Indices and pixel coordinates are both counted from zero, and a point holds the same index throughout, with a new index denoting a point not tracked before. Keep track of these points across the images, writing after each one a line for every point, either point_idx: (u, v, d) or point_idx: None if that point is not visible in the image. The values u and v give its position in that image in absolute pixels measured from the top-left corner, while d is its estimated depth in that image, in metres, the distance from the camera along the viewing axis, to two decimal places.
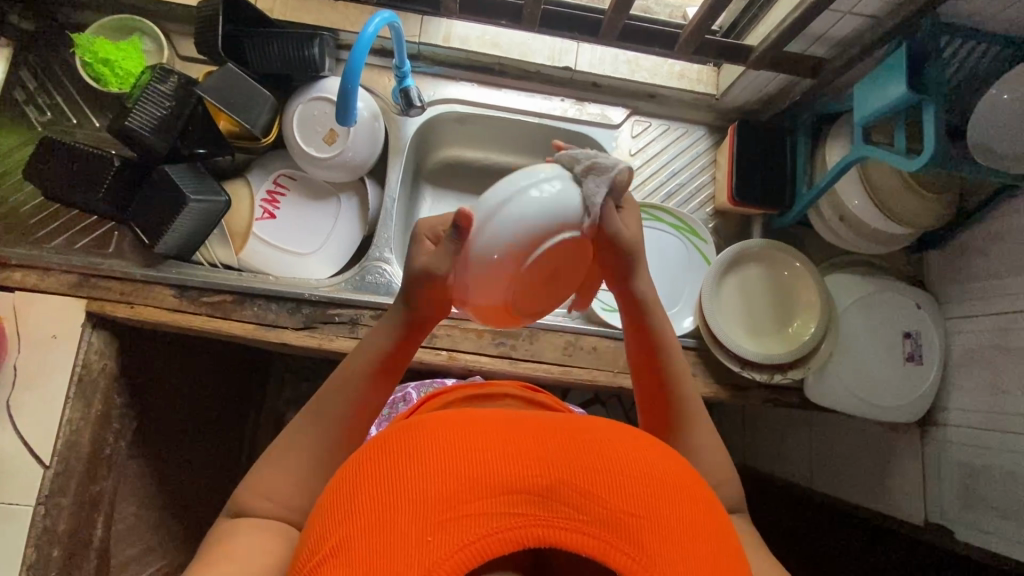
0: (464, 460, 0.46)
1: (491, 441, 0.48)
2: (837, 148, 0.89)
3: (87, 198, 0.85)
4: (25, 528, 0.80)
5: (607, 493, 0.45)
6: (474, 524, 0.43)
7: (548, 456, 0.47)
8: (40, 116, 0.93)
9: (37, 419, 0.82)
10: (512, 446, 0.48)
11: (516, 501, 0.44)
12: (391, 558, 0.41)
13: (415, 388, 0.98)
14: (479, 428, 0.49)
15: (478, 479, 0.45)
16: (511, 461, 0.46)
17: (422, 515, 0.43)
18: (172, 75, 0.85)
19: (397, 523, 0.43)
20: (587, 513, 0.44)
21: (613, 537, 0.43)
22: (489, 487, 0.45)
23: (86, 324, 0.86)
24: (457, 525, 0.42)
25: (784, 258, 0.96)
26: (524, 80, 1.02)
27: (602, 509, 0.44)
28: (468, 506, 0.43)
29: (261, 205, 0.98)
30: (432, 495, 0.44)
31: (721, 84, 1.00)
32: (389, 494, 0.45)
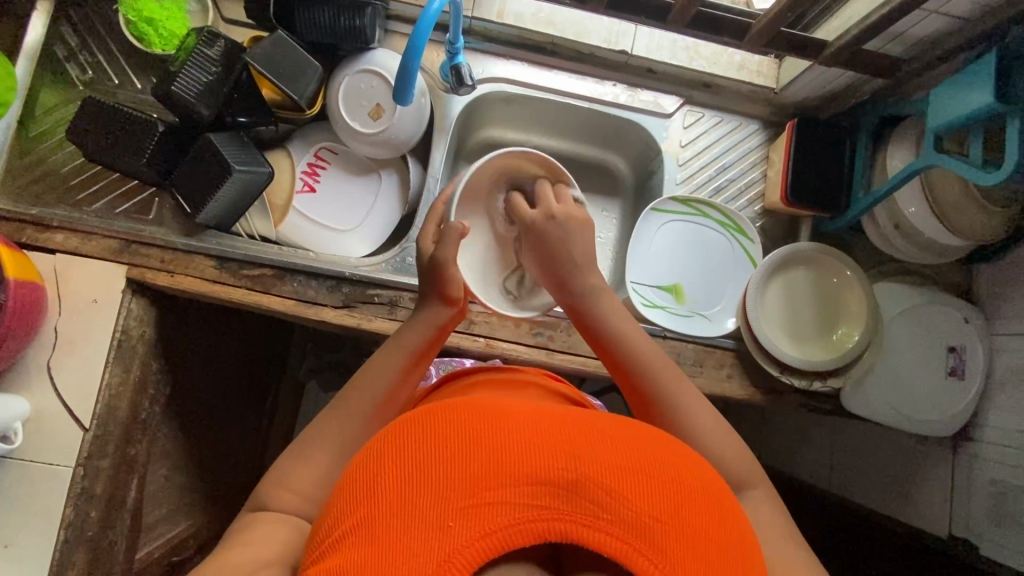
0: (487, 449, 0.45)
1: (515, 430, 0.47)
2: (900, 154, 0.86)
3: (130, 162, 0.84)
4: (65, 487, 0.81)
5: (635, 496, 0.44)
6: (493, 516, 0.42)
7: (576, 450, 0.46)
8: (81, 74, 0.91)
9: (77, 381, 0.83)
10: (538, 437, 0.46)
11: (538, 494, 0.43)
12: (410, 542, 0.41)
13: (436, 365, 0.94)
14: (506, 418, 0.48)
15: (501, 469, 0.44)
16: (537, 452, 0.45)
17: (444, 502, 0.42)
18: (219, 38, 0.83)
19: (417, 507, 0.42)
20: (613, 512, 0.43)
21: (636, 541, 0.42)
22: (513, 479, 0.44)
23: (126, 291, 0.86)
24: (478, 513, 0.42)
25: (832, 263, 0.93)
26: (577, 62, 0.98)
27: (629, 511, 0.43)
28: (490, 496, 0.43)
29: (301, 177, 0.97)
30: (453, 481, 0.43)
31: (782, 78, 0.96)
32: (412, 475, 0.44)
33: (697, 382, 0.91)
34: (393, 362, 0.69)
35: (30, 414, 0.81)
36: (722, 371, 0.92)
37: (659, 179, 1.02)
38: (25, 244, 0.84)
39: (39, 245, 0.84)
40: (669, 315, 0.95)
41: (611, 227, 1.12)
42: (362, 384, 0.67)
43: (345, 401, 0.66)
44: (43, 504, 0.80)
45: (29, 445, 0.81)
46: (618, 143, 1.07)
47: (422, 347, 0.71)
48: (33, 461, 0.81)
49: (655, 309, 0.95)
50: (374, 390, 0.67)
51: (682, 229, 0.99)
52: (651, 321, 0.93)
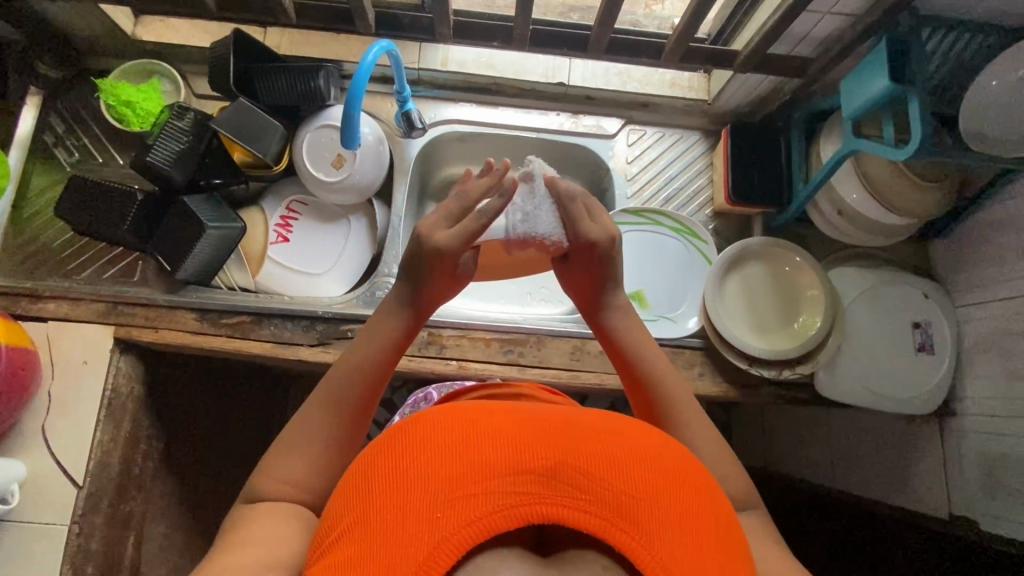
0: (471, 444, 0.46)
1: (499, 427, 0.48)
2: (832, 144, 0.90)
3: (113, 229, 0.91)
4: (60, 546, 0.83)
5: (612, 477, 0.45)
6: (478, 504, 0.42)
7: (555, 440, 0.47)
8: (68, 156, 0.99)
9: (71, 440, 0.87)
10: (517, 432, 0.47)
11: (522, 481, 0.44)
12: (401, 533, 0.41)
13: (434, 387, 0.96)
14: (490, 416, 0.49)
15: (485, 461, 0.45)
16: (519, 444, 0.46)
17: (431, 492, 0.43)
18: (188, 111, 0.92)
19: (408, 501, 0.43)
20: (591, 493, 0.44)
21: (617, 520, 0.43)
22: (495, 470, 0.44)
23: (114, 349, 0.91)
24: (463, 504, 0.42)
25: (784, 254, 0.96)
26: (521, 98, 1.06)
27: (606, 491, 0.44)
28: (474, 486, 0.43)
29: (275, 229, 1.03)
30: (440, 473, 0.44)
31: (712, 90, 1.03)
32: (403, 474, 0.45)
33: None
34: (374, 347, 0.69)
35: (27, 476, 0.85)
36: (693, 370, 0.95)
37: (612, 195, 1.07)
38: (21, 315, 0.90)
39: (34, 315, 0.90)
40: None
41: None
42: (340, 374, 0.67)
43: (330, 390, 0.66)
44: (39, 563, 0.82)
45: (25, 507, 0.84)
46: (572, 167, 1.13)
47: (403, 336, 0.71)
48: (29, 521, 0.83)
49: None
50: (357, 375, 0.67)
51: (638, 239, 1.03)
52: None
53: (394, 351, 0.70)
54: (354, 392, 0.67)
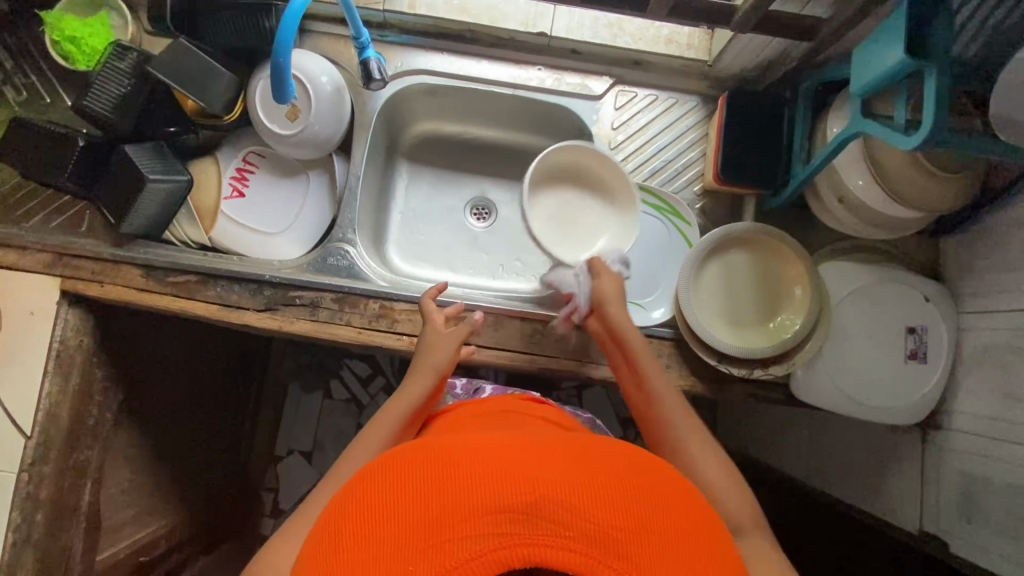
0: (450, 485, 0.45)
1: (478, 461, 0.47)
2: (837, 120, 0.79)
3: (55, 176, 0.87)
4: (9, 489, 0.86)
5: (592, 509, 0.44)
6: (455, 549, 0.42)
7: (533, 474, 0.46)
8: (17, 95, 0.94)
9: (19, 391, 0.87)
10: (496, 467, 0.46)
11: (500, 520, 0.42)
12: None
13: None
14: (471, 452, 0.49)
15: (463, 503, 0.44)
16: (498, 482, 0.45)
17: (411, 542, 0.43)
18: (130, 51, 0.85)
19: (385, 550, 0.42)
20: (573, 529, 0.42)
21: (600, 554, 0.42)
22: (470, 510, 0.43)
23: (61, 301, 0.89)
24: (442, 550, 0.42)
25: (773, 244, 0.88)
26: (498, 48, 0.95)
27: (590, 524, 0.43)
28: (453, 530, 0.42)
29: (230, 182, 0.97)
30: (418, 521, 0.43)
31: (713, 50, 0.90)
32: (379, 522, 0.44)
33: None
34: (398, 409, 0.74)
35: None
36: (659, 361, 0.89)
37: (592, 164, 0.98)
38: None
39: None
40: None
41: None
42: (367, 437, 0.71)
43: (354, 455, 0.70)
44: None
45: None
46: (555, 129, 1.04)
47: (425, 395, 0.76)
48: None
49: None
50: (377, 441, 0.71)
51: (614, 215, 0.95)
52: None
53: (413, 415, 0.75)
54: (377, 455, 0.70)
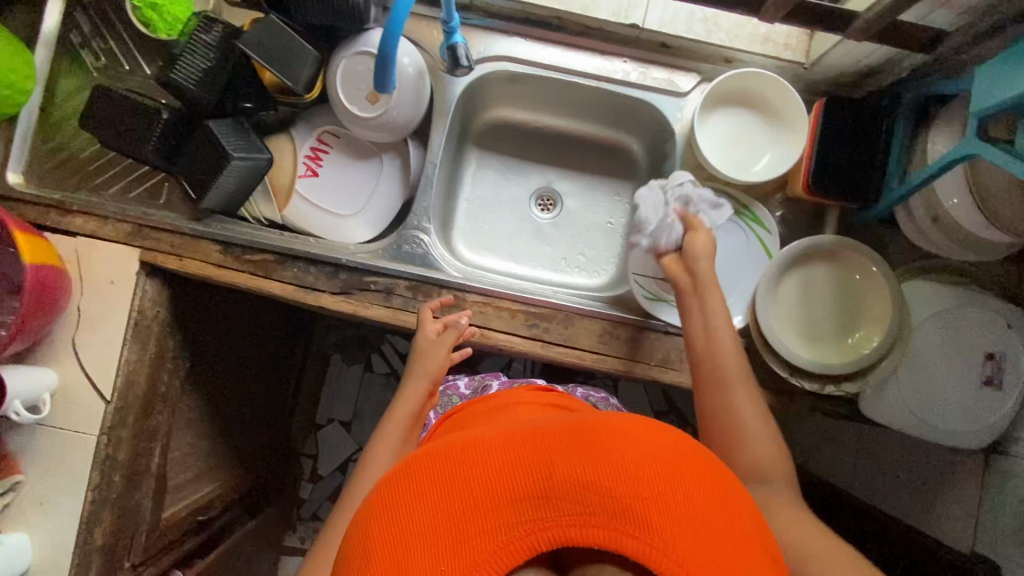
0: (464, 480, 0.45)
1: (490, 450, 0.47)
2: (942, 139, 0.77)
3: (137, 147, 0.86)
4: (90, 453, 0.88)
5: (610, 482, 0.44)
6: (481, 545, 0.42)
7: (547, 457, 0.46)
8: (94, 60, 0.93)
9: (99, 357, 0.89)
10: (508, 456, 0.46)
11: (520, 510, 0.43)
12: None
13: None
14: (480, 443, 0.48)
15: (480, 498, 0.44)
16: (511, 471, 0.45)
17: (433, 543, 0.42)
18: (217, 24, 0.83)
19: (406, 563, 0.42)
20: (591, 504, 0.43)
21: (620, 526, 0.42)
22: (490, 503, 0.43)
23: (140, 272, 0.90)
24: (465, 546, 0.42)
25: (857, 260, 0.86)
26: (584, 37, 0.92)
27: (606, 497, 0.43)
28: (474, 526, 0.43)
29: (304, 161, 0.97)
30: (438, 520, 0.43)
31: (812, 52, 0.87)
32: (397, 527, 0.44)
33: None
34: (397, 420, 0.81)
35: (59, 385, 0.88)
36: None
37: (671, 163, 0.96)
38: (50, 227, 0.89)
39: (63, 229, 0.89)
40: (674, 310, 0.91)
41: (624, 212, 1.09)
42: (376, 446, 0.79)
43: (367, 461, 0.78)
44: (71, 465, 0.88)
45: (58, 414, 0.88)
46: (632, 122, 1.01)
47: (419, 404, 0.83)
48: (61, 428, 0.88)
49: (658, 304, 0.91)
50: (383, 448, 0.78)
51: None
52: (655, 317, 0.91)
53: (411, 421, 0.81)
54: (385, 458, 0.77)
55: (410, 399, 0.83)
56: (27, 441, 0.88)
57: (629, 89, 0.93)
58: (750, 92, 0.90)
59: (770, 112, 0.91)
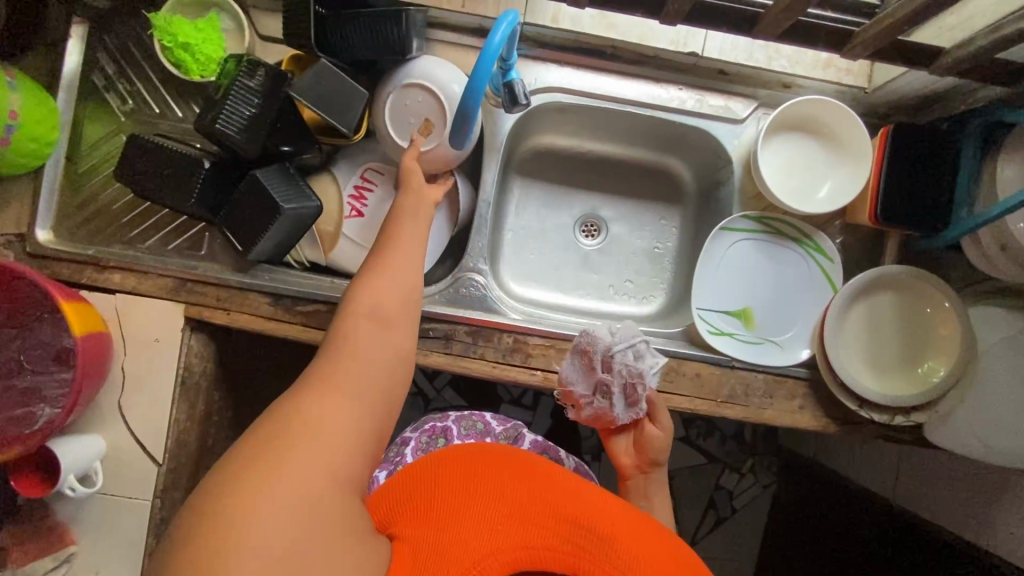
0: (534, 496, 0.57)
1: (556, 489, 0.59)
2: (1014, 165, 0.75)
3: (179, 200, 0.82)
4: (145, 520, 0.84)
5: (637, 551, 0.55)
6: (538, 536, 0.53)
7: (599, 513, 0.58)
8: (121, 104, 0.89)
9: (147, 419, 0.85)
10: (569, 498, 0.58)
11: (569, 531, 0.54)
12: (469, 537, 0.51)
13: (453, 420, 0.89)
14: (551, 479, 0.61)
15: (542, 512, 0.55)
16: (569, 505, 0.57)
17: (498, 515, 0.53)
18: (259, 68, 0.78)
19: (469, 513, 0.53)
20: (621, 561, 0.54)
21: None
22: (549, 517, 0.55)
23: (186, 328, 0.85)
24: (521, 529, 0.53)
25: (922, 289, 0.85)
26: (639, 65, 0.89)
27: (633, 562, 0.54)
28: (532, 521, 0.54)
29: (349, 201, 0.93)
30: (507, 506, 0.55)
31: (876, 77, 0.86)
32: (474, 493, 0.55)
33: (766, 414, 0.87)
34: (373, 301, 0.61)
35: (107, 451, 0.84)
36: (794, 402, 0.87)
37: (728, 191, 0.93)
38: (85, 285, 0.84)
39: (100, 286, 0.85)
40: (737, 343, 0.89)
41: (672, 235, 1.05)
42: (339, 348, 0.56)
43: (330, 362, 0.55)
44: (126, 533, 0.84)
45: (108, 480, 0.84)
46: (680, 147, 0.99)
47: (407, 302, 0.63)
48: (112, 494, 0.84)
49: (723, 338, 0.89)
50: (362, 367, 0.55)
51: (752, 248, 0.91)
52: (718, 351, 0.88)
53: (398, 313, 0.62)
54: (371, 368, 0.55)
55: (410, 224, 0.70)
56: (78, 510, 0.84)
57: (684, 117, 0.90)
58: (809, 112, 0.88)
59: (828, 127, 0.88)
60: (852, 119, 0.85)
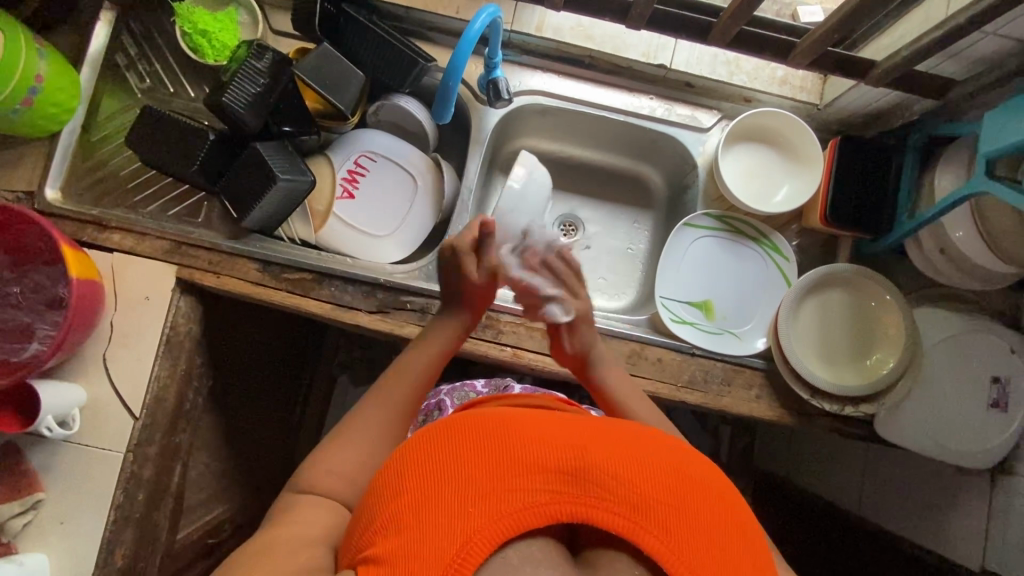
0: (504, 447, 0.47)
1: (530, 429, 0.49)
2: (948, 177, 0.82)
3: (182, 167, 0.89)
4: (115, 471, 0.86)
5: (639, 481, 0.47)
6: (507, 500, 0.44)
7: (584, 445, 0.49)
8: (140, 82, 0.98)
9: (129, 373, 0.88)
10: (548, 435, 0.49)
11: (553, 480, 0.46)
12: (436, 526, 0.43)
13: (446, 394, 0.93)
14: (523, 422, 0.51)
15: (516, 463, 0.46)
16: (546, 446, 0.48)
17: (466, 488, 0.45)
18: (268, 52, 0.86)
19: (437, 501, 0.44)
20: (617, 495, 0.46)
21: (641, 520, 0.45)
22: (526, 468, 0.46)
23: (176, 288, 0.90)
24: (496, 498, 0.44)
25: (871, 287, 0.91)
26: (614, 75, 0.98)
27: (632, 493, 0.46)
28: (506, 482, 0.45)
29: (341, 183, 0.99)
30: (473, 475, 0.45)
31: (826, 94, 0.95)
32: (433, 472, 0.46)
33: (724, 401, 0.90)
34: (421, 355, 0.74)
35: (86, 401, 0.87)
36: (751, 391, 0.91)
37: (693, 192, 1.01)
38: (86, 242, 0.90)
39: (99, 244, 0.90)
40: (698, 332, 0.94)
41: (644, 238, 1.12)
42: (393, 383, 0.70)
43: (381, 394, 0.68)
44: (96, 484, 0.86)
45: (85, 430, 0.87)
46: (653, 155, 1.06)
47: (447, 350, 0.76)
48: (86, 445, 0.87)
49: (684, 326, 0.94)
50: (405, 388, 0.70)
51: (713, 244, 0.98)
52: (679, 338, 0.93)
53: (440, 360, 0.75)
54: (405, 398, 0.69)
55: (441, 330, 0.77)
56: (50, 458, 0.86)
57: (653, 123, 0.98)
58: (766, 124, 0.96)
59: (783, 137, 0.97)
60: (805, 130, 0.93)
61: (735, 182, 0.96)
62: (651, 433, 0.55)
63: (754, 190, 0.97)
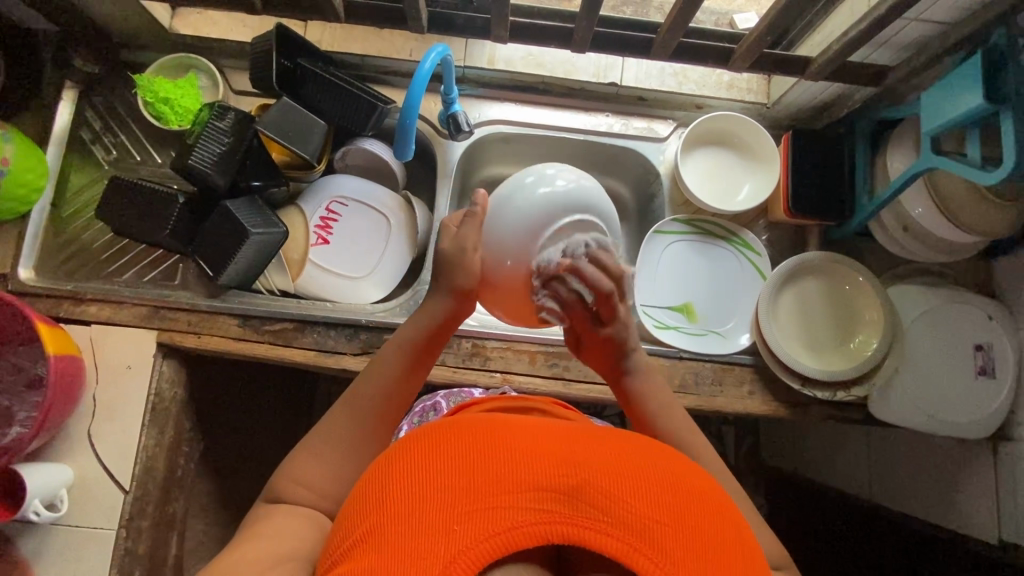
0: (492, 462, 0.44)
1: (521, 443, 0.46)
2: (899, 156, 0.85)
3: (154, 232, 0.89)
4: (108, 549, 0.84)
5: (635, 499, 0.43)
6: (495, 519, 0.41)
7: (577, 459, 0.45)
8: (106, 154, 0.99)
9: (116, 446, 0.86)
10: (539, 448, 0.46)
11: (544, 498, 0.42)
12: (417, 545, 0.40)
13: (443, 397, 0.93)
14: (514, 434, 0.48)
15: (503, 480, 0.43)
16: (536, 462, 0.44)
17: (452, 505, 0.42)
18: (230, 111, 0.88)
19: (419, 517, 0.41)
20: (611, 515, 0.42)
21: (638, 543, 0.41)
22: (515, 484, 0.43)
23: (156, 354, 0.89)
24: (482, 517, 0.41)
25: (844, 271, 0.94)
26: (568, 97, 1.02)
27: (627, 513, 0.42)
28: (493, 499, 0.42)
29: (315, 231, 1.00)
30: (459, 488, 0.43)
31: (772, 93, 1.00)
32: (418, 485, 0.44)
33: (718, 402, 0.90)
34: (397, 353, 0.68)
35: (74, 480, 0.85)
36: (743, 388, 0.91)
37: (660, 201, 1.03)
38: (62, 317, 0.89)
39: (76, 318, 0.89)
40: (683, 336, 0.95)
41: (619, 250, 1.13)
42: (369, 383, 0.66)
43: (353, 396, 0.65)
44: (90, 566, 0.83)
45: (75, 511, 0.84)
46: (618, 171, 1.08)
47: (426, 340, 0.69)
48: (77, 526, 0.84)
49: (668, 330, 0.95)
50: (381, 391, 0.66)
51: (684, 248, 1.00)
52: (667, 344, 0.93)
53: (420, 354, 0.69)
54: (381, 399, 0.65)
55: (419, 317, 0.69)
56: (41, 543, 0.83)
57: (613, 138, 1.01)
58: (720, 126, 0.99)
59: (738, 137, 1.00)
60: (757, 127, 0.97)
61: (698, 187, 0.98)
62: (648, 442, 0.52)
63: (717, 190, 1.00)
